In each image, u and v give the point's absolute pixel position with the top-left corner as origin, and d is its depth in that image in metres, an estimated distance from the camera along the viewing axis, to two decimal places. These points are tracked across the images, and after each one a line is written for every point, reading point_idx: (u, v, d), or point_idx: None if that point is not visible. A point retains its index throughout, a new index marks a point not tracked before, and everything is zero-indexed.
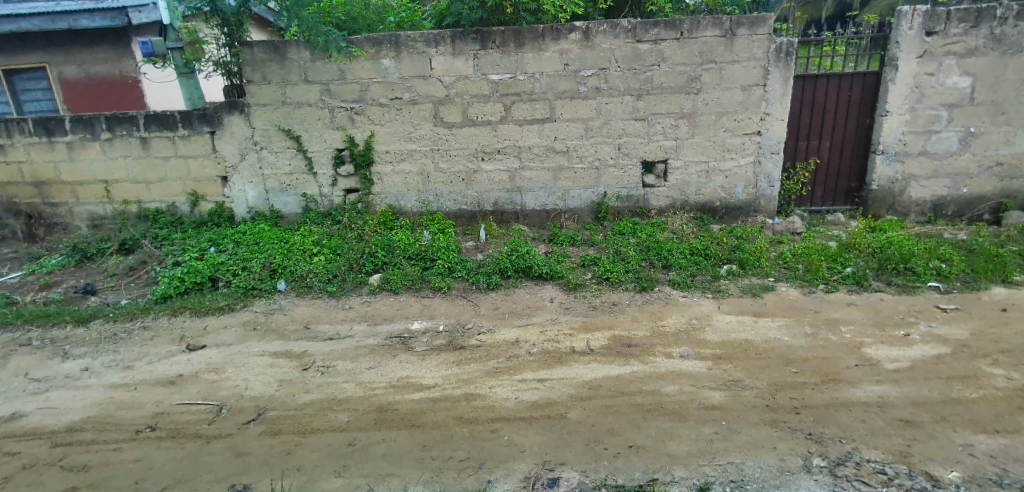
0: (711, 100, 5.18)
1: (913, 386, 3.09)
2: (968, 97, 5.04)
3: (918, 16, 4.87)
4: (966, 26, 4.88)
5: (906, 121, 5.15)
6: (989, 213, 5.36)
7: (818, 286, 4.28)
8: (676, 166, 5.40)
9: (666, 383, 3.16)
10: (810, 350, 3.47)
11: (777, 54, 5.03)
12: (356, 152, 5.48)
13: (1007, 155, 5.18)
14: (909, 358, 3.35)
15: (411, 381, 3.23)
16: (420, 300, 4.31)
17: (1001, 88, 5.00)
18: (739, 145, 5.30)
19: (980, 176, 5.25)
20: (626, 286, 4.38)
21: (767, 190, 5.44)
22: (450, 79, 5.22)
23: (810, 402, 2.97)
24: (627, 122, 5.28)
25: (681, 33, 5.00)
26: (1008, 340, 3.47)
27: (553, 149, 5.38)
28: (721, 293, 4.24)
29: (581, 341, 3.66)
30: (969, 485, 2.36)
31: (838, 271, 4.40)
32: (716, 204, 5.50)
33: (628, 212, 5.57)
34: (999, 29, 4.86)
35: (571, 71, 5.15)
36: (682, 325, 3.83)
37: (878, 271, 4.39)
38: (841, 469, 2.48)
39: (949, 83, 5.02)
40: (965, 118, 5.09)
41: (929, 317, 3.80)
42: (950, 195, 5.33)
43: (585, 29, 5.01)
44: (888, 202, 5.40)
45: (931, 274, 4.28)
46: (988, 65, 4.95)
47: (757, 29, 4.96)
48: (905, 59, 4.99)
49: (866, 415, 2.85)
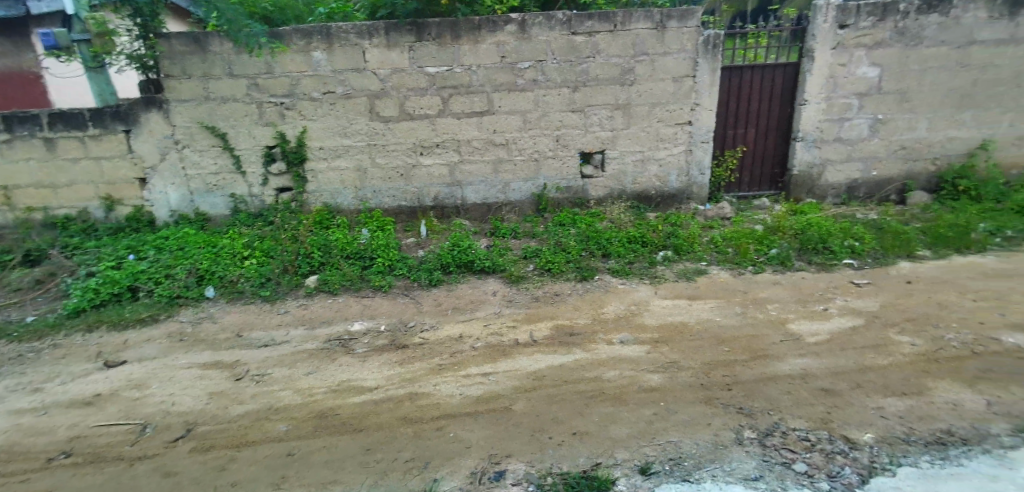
0: (644, 91, 5.32)
1: (832, 357, 3.31)
2: (876, 86, 5.42)
3: (831, 10, 5.18)
4: (874, 19, 5.23)
5: (822, 109, 5.48)
6: (896, 194, 5.79)
7: (747, 268, 4.51)
8: (613, 156, 5.51)
9: (608, 369, 3.25)
10: (740, 329, 3.66)
11: (705, 46, 5.23)
12: (288, 149, 5.27)
13: (910, 140, 5.61)
14: (828, 331, 3.59)
15: (353, 384, 3.15)
16: (360, 300, 4.22)
17: (905, 77, 5.40)
18: (672, 134, 5.48)
19: (887, 160, 5.67)
20: (568, 276, 4.45)
21: (699, 178, 5.66)
22: (385, 71, 5.10)
23: (740, 378, 3.14)
24: (564, 114, 5.34)
25: (615, 25, 5.10)
26: (913, 309, 3.78)
27: (492, 143, 5.38)
28: (658, 279, 4.39)
29: (524, 332, 3.70)
30: (881, 446, 2.57)
31: (764, 253, 4.65)
32: (651, 193, 5.67)
33: (567, 203, 5.64)
34: (902, 22, 5.24)
35: (507, 64, 5.14)
36: (622, 311, 3.94)
37: (800, 251, 4.67)
38: (769, 439, 2.63)
39: (860, 73, 5.38)
40: (874, 106, 5.47)
41: (845, 293, 4.08)
42: (862, 178, 5.72)
43: (520, 20, 5.02)
44: (808, 186, 5.74)
45: (846, 252, 4.59)
46: (893, 56, 5.33)
47: (686, 21, 5.14)
48: (821, 51, 5.30)
49: (792, 387, 3.04)
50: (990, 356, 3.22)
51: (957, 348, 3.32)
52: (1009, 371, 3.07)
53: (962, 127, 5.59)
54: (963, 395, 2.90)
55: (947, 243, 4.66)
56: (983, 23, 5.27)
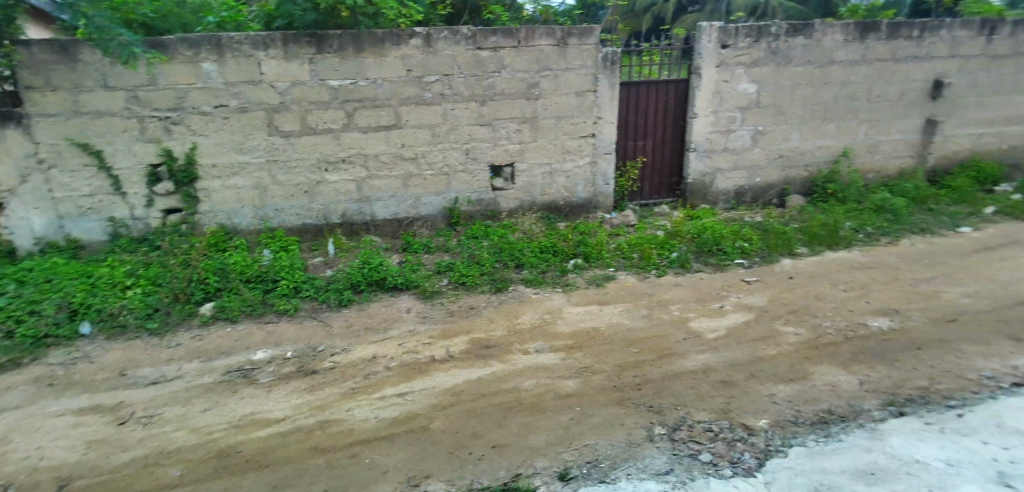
0: (549, 105, 5.49)
1: (729, 351, 3.57)
2: (755, 101, 5.95)
3: (714, 31, 5.63)
4: (750, 40, 5.75)
5: (711, 122, 5.93)
6: (776, 198, 6.39)
7: (651, 272, 4.76)
8: (522, 169, 5.63)
9: (524, 379, 3.28)
10: (647, 330, 3.85)
11: (604, 62, 5.50)
12: (176, 168, 4.88)
13: (786, 149, 6.22)
14: (725, 327, 3.87)
15: (257, 417, 2.95)
16: (263, 326, 3.96)
17: (779, 93, 5.99)
18: (577, 147, 5.69)
19: (768, 167, 6.24)
20: (482, 289, 4.47)
21: (604, 187, 5.93)
22: (284, 84, 4.87)
23: (649, 377, 3.29)
24: (472, 127, 5.38)
25: (519, 41, 5.23)
26: (795, 302, 4.18)
27: (401, 157, 5.30)
28: (570, 287, 4.52)
29: (440, 349, 3.65)
30: (774, 429, 2.80)
31: (666, 257, 4.94)
32: (560, 203, 5.84)
33: (479, 216, 5.67)
34: (774, 43, 5.82)
35: (414, 77, 5.11)
36: (536, 321, 4.01)
37: (697, 254, 5.01)
38: (677, 433, 2.78)
39: (741, 89, 5.88)
40: (755, 119, 6.02)
41: (738, 290, 4.42)
42: (747, 184, 6.25)
43: (425, 34, 5.01)
44: (702, 193, 6.18)
45: (737, 253, 4.99)
46: (768, 74, 5.89)
47: (585, 39, 5.38)
48: (707, 68, 5.74)
49: (695, 381, 3.24)
50: (859, 340, 3.62)
51: (832, 335, 3.70)
52: (875, 352, 3.47)
53: (828, 137, 6.28)
54: (838, 377, 3.24)
55: (820, 240, 5.20)
56: (839, 45, 5.96)
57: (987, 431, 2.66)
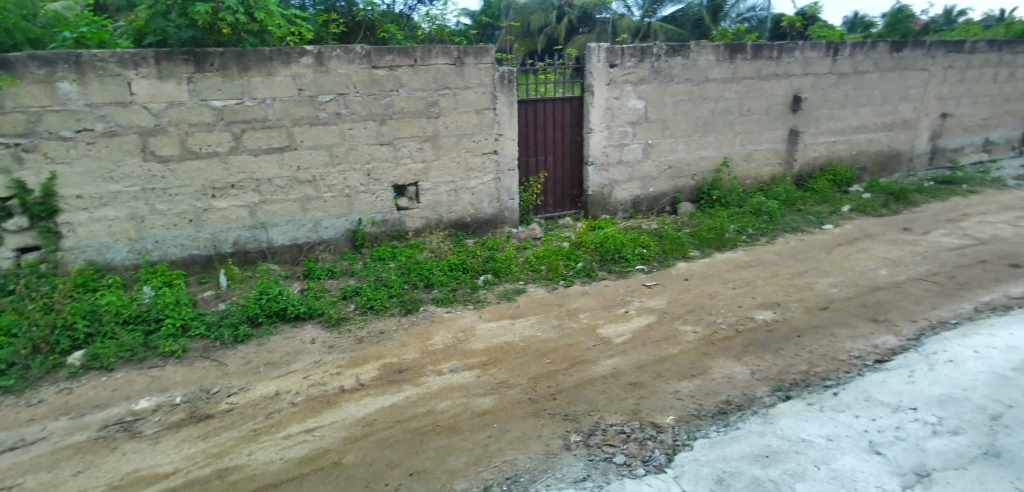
0: (450, 123, 5.51)
1: (635, 353, 3.74)
2: (644, 116, 6.36)
3: (602, 51, 5.96)
4: (635, 60, 6.14)
5: (606, 136, 6.25)
6: (669, 205, 6.83)
7: (559, 283, 4.89)
8: (426, 188, 5.58)
9: (439, 401, 3.22)
10: (558, 340, 3.94)
11: (501, 80, 5.62)
12: (30, 200, 4.28)
13: (675, 160, 6.69)
14: (630, 331, 4.05)
15: (142, 474, 2.64)
16: (146, 371, 3.57)
17: (664, 108, 6.44)
18: (480, 164, 5.75)
19: (660, 177, 6.67)
20: (391, 312, 4.35)
21: (509, 203, 6.03)
22: (159, 105, 4.48)
23: (562, 386, 3.36)
24: (373, 147, 5.26)
25: (415, 60, 5.21)
26: (691, 302, 4.47)
27: (298, 180, 5.05)
28: (481, 303, 4.52)
29: (349, 378, 3.49)
30: (680, 424, 2.96)
31: (572, 267, 5.10)
32: (467, 220, 5.85)
33: (385, 237, 5.54)
34: (657, 63, 6.26)
35: (307, 97, 4.91)
36: (448, 341, 3.96)
37: (601, 262, 5.22)
38: (592, 439, 2.85)
39: (631, 105, 6.26)
40: (645, 133, 6.42)
41: (640, 294, 4.66)
42: (643, 194, 6.64)
43: (316, 53, 4.84)
44: (602, 204, 6.47)
45: (637, 259, 5.26)
46: (654, 91, 6.32)
47: (482, 58, 5.48)
48: (598, 86, 6.05)
49: (606, 386, 3.35)
50: (748, 333, 3.94)
51: (724, 330, 4.00)
52: (761, 343, 3.79)
53: (709, 148, 6.84)
54: (733, 369, 3.50)
55: (709, 243, 5.63)
56: (712, 64, 6.54)
57: (858, 405, 2.92)
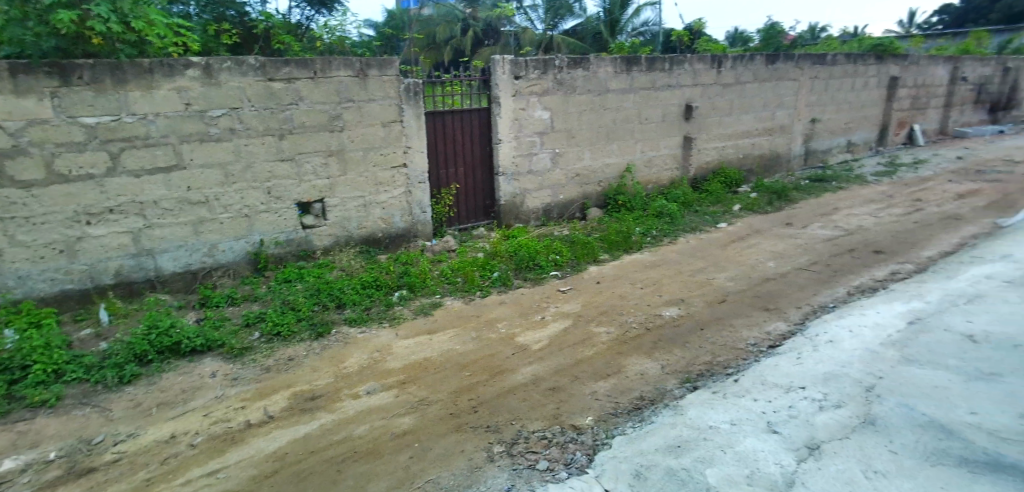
0: (355, 137, 5.36)
1: (553, 358, 3.81)
2: (550, 126, 6.53)
3: (506, 63, 6.06)
4: (539, 72, 6.30)
5: (514, 147, 6.35)
6: (579, 212, 7.06)
7: (476, 294, 4.88)
8: (333, 204, 5.38)
9: (357, 425, 3.09)
10: (477, 352, 3.92)
11: (406, 92, 5.55)
12: None
13: (582, 167, 6.93)
14: (548, 336, 4.12)
15: None
16: (11, 427, 3.11)
17: (569, 118, 6.66)
18: (390, 178, 5.64)
19: (568, 185, 6.88)
20: (301, 336, 4.13)
21: (422, 216, 5.95)
22: (17, 124, 3.97)
23: (484, 398, 3.34)
24: (272, 164, 4.99)
25: (314, 72, 5.02)
26: (604, 304, 4.63)
27: (189, 201, 4.68)
28: (397, 320, 4.41)
29: (256, 411, 3.25)
30: (599, 424, 3.04)
31: (488, 277, 5.11)
32: (379, 235, 5.71)
33: (291, 257, 5.26)
34: (559, 75, 6.46)
35: (194, 112, 4.57)
36: (364, 362, 3.81)
37: (517, 270, 5.28)
38: (515, 448, 2.86)
39: (537, 116, 6.41)
40: (552, 142, 6.60)
41: (555, 300, 4.76)
42: (554, 202, 6.81)
43: (204, 65, 4.52)
44: (515, 213, 6.56)
45: (551, 265, 5.38)
46: (558, 102, 6.52)
47: (386, 70, 5.38)
48: (504, 98, 6.15)
49: (526, 393, 3.38)
50: (656, 330, 4.14)
51: (635, 328, 4.18)
52: (669, 338, 4.00)
53: (613, 155, 7.16)
54: (645, 365, 3.66)
55: (618, 246, 5.87)
56: (611, 76, 6.86)
57: (757, 390, 3.14)
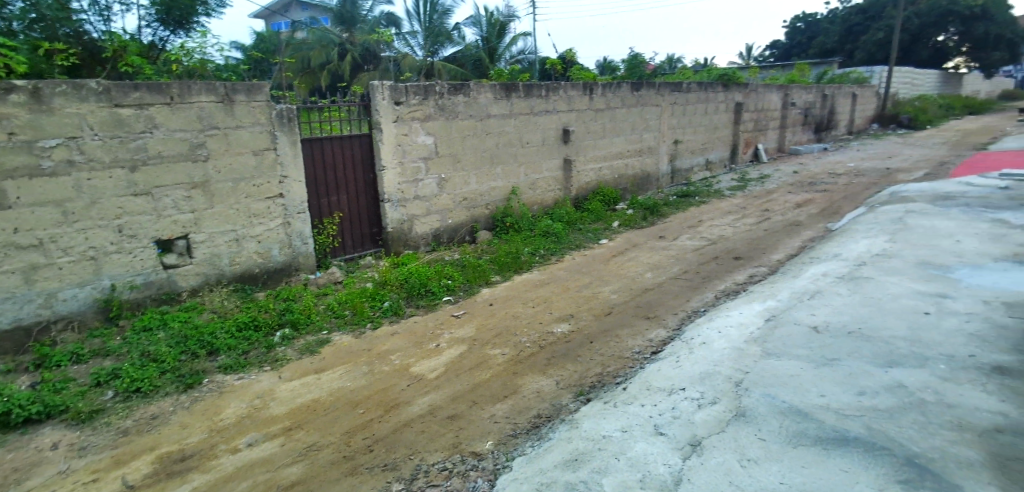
0: (223, 166, 4.96)
1: (450, 385, 3.75)
2: (435, 151, 6.52)
3: (386, 89, 5.96)
4: (420, 97, 6.27)
5: (399, 173, 6.25)
6: (468, 235, 7.10)
7: (366, 326, 4.68)
8: (200, 240, 4.91)
9: (236, 483, 2.79)
10: (370, 387, 3.74)
11: (279, 118, 5.26)
12: None
13: (469, 191, 7.00)
14: (443, 364, 4.05)
15: None
16: None
17: (453, 143, 6.70)
18: (265, 209, 5.28)
19: (457, 209, 6.90)
20: (166, 391, 3.67)
21: (303, 247, 5.63)
22: None
23: (379, 435, 3.19)
24: (123, 198, 4.46)
25: (171, 97, 4.59)
26: (498, 325, 4.66)
27: (16, 245, 4.01)
28: (279, 361, 4.09)
29: (111, 482, 2.82)
30: (499, 448, 3.03)
31: (378, 307, 4.94)
32: (255, 271, 5.30)
33: (150, 302, 4.70)
34: (441, 100, 6.47)
35: (20, 142, 3.95)
36: (242, 411, 3.47)
37: (408, 298, 5.16)
38: (415, 483, 2.75)
39: (420, 141, 6.37)
40: (437, 167, 6.59)
41: (449, 326, 4.70)
42: (443, 226, 6.79)
43: (31, 88, 3.94)
44: (403, 240, 6.44)
45: (443, 290, 5.33)
46: (441, 127, 6.53)
47: (254, 95, 5.06)
48: (385, 123, 6.04)
49: (424, 425, 3.28)
50: (549, 347, 4.24)
51: (529, 347, 4.24)
52: (562, 354, 4.12)
53: (498, 179, 7.32)
54: (540, 383, 3.72)
55: (509, 267, 5.97)
56: (491, 102, 7.02)
57: (643, 395, 3.32)
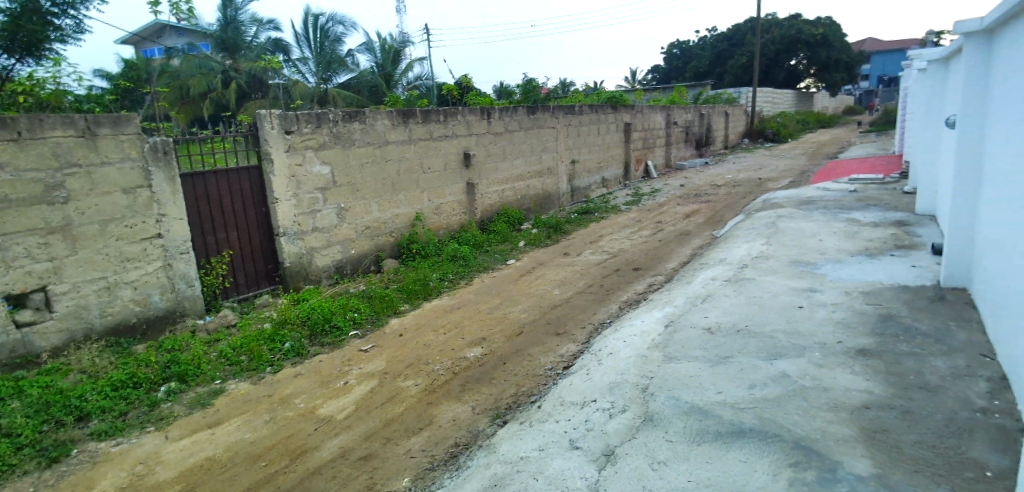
0: (87, 207, 4.46)
1: (361, 424, 3.57)
2: (332, 181, 6.29)
3: (275, 117, 5.69)
4: (312, 125, 6.03)
5: (294, 204, 5.96)
6: (373, 265, 6.90)
7: (265, 370, 4.36)
8: (62, 291, 4.34)
9: None
10: (273, 436, 3.47)
11: (154, 152, 4.83)
12: None
13: (371, 220, 6.81)
14: (353, 402, 3.86)
15: None
16: None
17: (351, 172, 6.50)
18: (140, 251, 4.80)
19: (359, 238, 6.68)
20: (23, 469, 3.16)
21: (188, 290, 5.16)
22: None
23: (285, 488, 2.95)
24: None
25: (18, 133, 4.06)
26: (409, 355, 4.54)
27: None
28: (166, 419, 3.68)
29: None
30: (417, 484, 2.92)
31: (278, 349, 4.62)
32: (133, 321, 4.78)
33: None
34: (335, 128, 6.27)
35: None
36: (122, 481, 3.07)
37: (311, 336, 4.88)
38: None
39: (316, 171, 6.12)
40: (336, 197, 6.35)
41: (357, 361, 4.50)
42: (345, 258, 6.53)
43: None
44: (303, 275, 6.11)
45: (349, 325, 5.10)
46: (337, 155, 6.32)
47: (122, 128, 4.61)
48: (276, 154, 5.75)
49: (335, 470, 3.09)
50: (463, 372, 4.18)
51: (443, 375, 4.15)
52: (476, 378, 4.08)
53: (401, 205, 7.20)
54: (456, 410, 3.65)
55: (417, 294, 5.86)
56: (389, 128, 6.92)
57: (557, 411, 3.37)
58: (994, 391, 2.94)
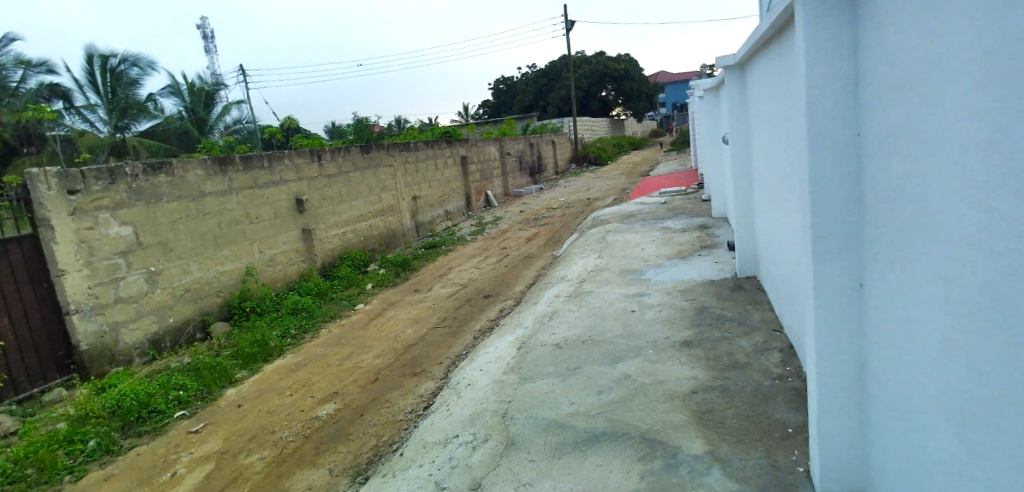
0: None
1: None
2: (136, 242, 5.50)
3: (51, 177, 4.84)
4: (104, 183, 5.24)
5: (87, 275, 5.07)
6: (199, 331, 6.11)
7: (63, 480, 3.60)
8: None
9: None
10: None
11: None
12: None
13: (190, 282, 6.05)
14: None
15: None
16: None
17: (160, 230, 5.74)
18: None
19: (178, 304, 5.89)
20: None
21: None
22: None
23: None
24: None
25: None
26: (250, 427, 4.08)
27: None
28: None
29: None
30: None
31: (80, 451, 3.85)
32: None
33: None
34: (134, 183, 5.52)
35: None
36: None
37: (123, 427, 4.17)
38: None
39: (113, 234, 5.30)
40: (143, 261, 5.55)
41: (186, 445, 3.92)
42: (162, 328, 5.70)
43: None
44: (108, 356, 5.18)
45: (173, 406, 4.44)
46: (140, 213, 5.55)
47: None
48: (58, 219, 4.88)
49: None
50: (315, 434, 3.87)
51: (293, 442, 3.81)
52: (331, 438, 3.80)
53: (227, 261, 6.52)
54: (311, 478, 3.36)
55: (255, 358, 5.31)
56: (204, 179, 6.27)
57: (420, 455, 3.28)
58: (786, 359, 3.52)
